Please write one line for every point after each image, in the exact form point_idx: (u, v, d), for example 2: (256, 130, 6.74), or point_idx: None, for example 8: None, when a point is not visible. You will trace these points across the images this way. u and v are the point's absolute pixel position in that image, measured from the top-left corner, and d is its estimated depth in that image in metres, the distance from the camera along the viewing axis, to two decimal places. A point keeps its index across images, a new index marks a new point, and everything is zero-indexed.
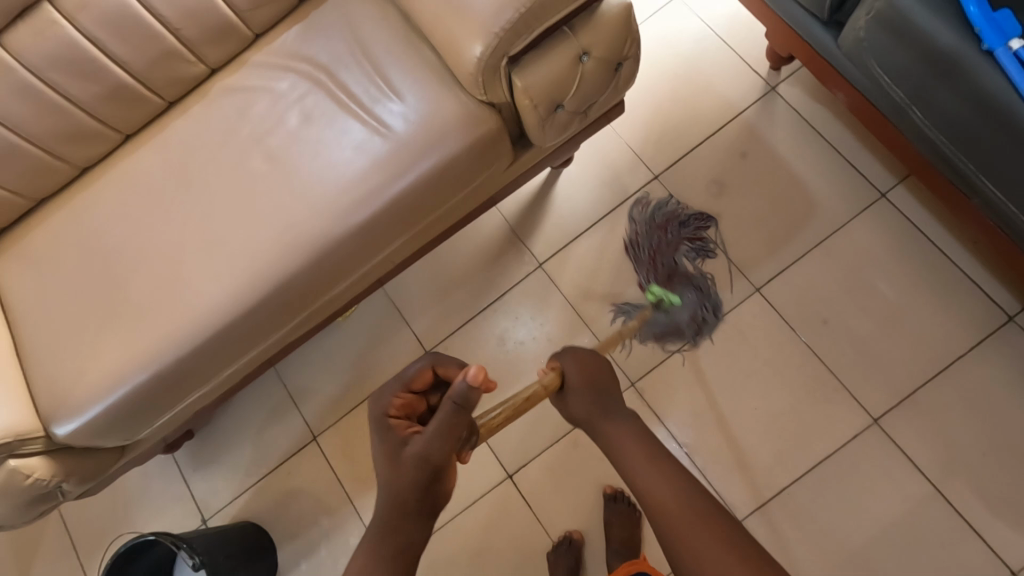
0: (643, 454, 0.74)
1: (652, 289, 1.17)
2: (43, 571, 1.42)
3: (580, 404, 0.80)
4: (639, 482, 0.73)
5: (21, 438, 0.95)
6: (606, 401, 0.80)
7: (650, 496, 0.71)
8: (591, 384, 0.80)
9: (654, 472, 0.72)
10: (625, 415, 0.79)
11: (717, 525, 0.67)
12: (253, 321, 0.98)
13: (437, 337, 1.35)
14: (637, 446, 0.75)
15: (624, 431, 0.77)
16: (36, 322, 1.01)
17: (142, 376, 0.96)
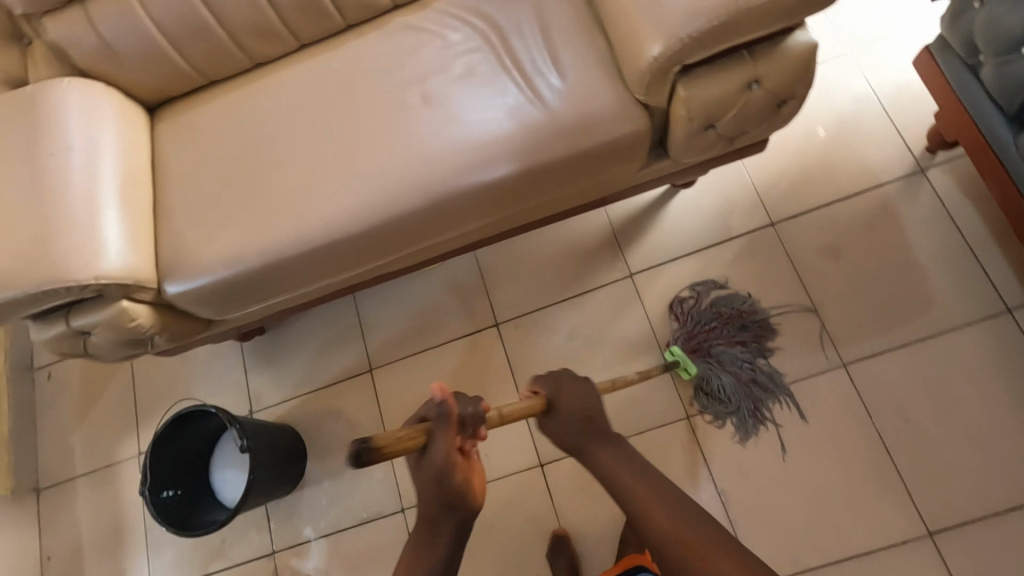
0: (634, 471, 0.76)
1: (671, 352, 1.22)
2: (104, 409, 1.56)
3: (569, 423, 0.82)
4: (633, 505, 0.73)
5: (138, 283, 1.03)
6: (591, 423, 0.82)
7: (643, 518, 0.72)
8: (578, 406, 0.83)
9: (646, 487, 0.74)
10: (608, 432, 0.82)
11: (705, 532, 0.69)
12: (362, 243, 1.04)
13: (511, 313, 1.38)
14: (628, 463, 0.77)
15: (607, 446, 0.80)
16: (178, 187, 1.10)
17: (256, 260, 1.04)
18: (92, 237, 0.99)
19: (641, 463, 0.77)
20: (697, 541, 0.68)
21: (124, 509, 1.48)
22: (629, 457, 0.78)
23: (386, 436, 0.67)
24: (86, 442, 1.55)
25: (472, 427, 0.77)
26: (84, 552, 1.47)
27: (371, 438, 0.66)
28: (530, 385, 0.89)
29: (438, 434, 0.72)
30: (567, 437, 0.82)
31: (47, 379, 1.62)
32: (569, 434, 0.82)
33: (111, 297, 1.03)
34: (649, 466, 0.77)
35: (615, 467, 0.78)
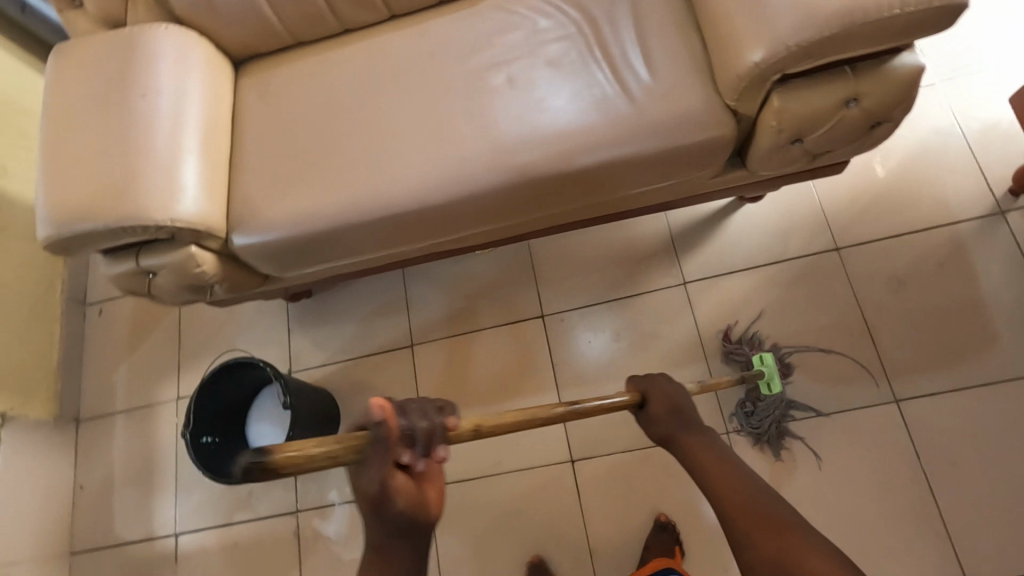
0: (716, 459, 0.81)
1: (764, 359, 1.19)
2: (149, 350, 1.61)
3: (658, 412, 0.89)
4: (711, 487, 0.78)
5: (209, 231, 1.05)
6: (681, 418, 0.88)
7: (720, 497, 0.76)
8: (666, 400, 0.90)
9: (723, 472, 0.78)
10: (695, 424, 0.87)
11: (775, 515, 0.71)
12: (419, 220, 1.05)
13: (559, 306, 1.38)
14: (715, 453, 0.82)
15: (694, 436, 0.85)
16: (256, 141, 1.12)
17: (324, 222, 1.06)
18: (172, 180, 1.01)
19: (722, 452, 0.82)
20: (766, 523, 0.70)
21: (157, 449, 1.52)
22: (715, 449, 0.83)
23: (295, 453, 0.55)
24: (127, 381, 1.59)
25: (423, 446, 0.61)
26: (116, 486, 1.51)
27: (270, 450, 0.55)
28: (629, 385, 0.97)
29: (370, 455, 0.58)
30: (657, 425, 0.89)
31: (99, 316, 1.67)
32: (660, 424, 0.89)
33: (181, 242, 1.05)
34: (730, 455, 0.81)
35: (699, 454, 0.82)
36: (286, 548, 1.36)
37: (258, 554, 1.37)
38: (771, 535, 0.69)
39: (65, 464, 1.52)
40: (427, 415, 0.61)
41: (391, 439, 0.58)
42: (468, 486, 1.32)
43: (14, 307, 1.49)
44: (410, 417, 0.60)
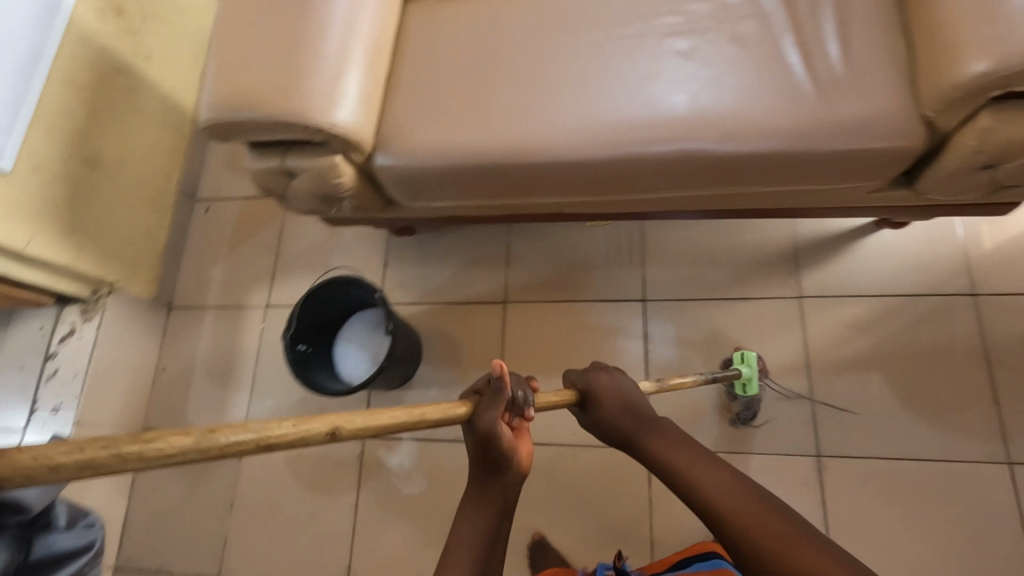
0: (685, 452, 0.79)
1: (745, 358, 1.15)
2: (247, 254, 1.65)
3: (613, 409, 0.87)
4: (686, 483, 0.75)
5: (356, 145, 1.05)
6: (638, 416, 0.86)
7: (698, 488, 0.73)
8: (617, 399, 0.88)
9: (703, 471, 0.75)
10: (652, 420, 0.85)
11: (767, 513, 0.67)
12: (550, 174, 1.05)
13: (663, 294, 1.35)
14: (684, 444, 0.80)
15: (659, 436, 0.83)
16: (415, 66, 1.12)
17: (470, 158, 1.06)
18: (337, 86, 1.03)
19: (689, 443, 0.81)
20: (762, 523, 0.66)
21: (239, 349, 1.56)
22: (682, 443, 0.81)
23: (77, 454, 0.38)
24: (222, 280, 1.64)
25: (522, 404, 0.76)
26: (195, 376, 1.56)
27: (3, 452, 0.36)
28: (567, 382, 0.94)
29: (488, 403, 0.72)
30: (615, 425, 0.86)
31: (205, 213, 1.72)
32: (617, 424, 0.86)
33: (328, 149, 1.06)
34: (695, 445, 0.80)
35: (666, 451, 0.80)
36: (347, 469, 1.39)
37: (320, 469, 1.41)
38: (772, 539, 0.64)
39: (152, 344, 1.58)
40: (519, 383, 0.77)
41: (505, 391, 0.72)
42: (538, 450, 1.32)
43: (138, 186, 1.54)
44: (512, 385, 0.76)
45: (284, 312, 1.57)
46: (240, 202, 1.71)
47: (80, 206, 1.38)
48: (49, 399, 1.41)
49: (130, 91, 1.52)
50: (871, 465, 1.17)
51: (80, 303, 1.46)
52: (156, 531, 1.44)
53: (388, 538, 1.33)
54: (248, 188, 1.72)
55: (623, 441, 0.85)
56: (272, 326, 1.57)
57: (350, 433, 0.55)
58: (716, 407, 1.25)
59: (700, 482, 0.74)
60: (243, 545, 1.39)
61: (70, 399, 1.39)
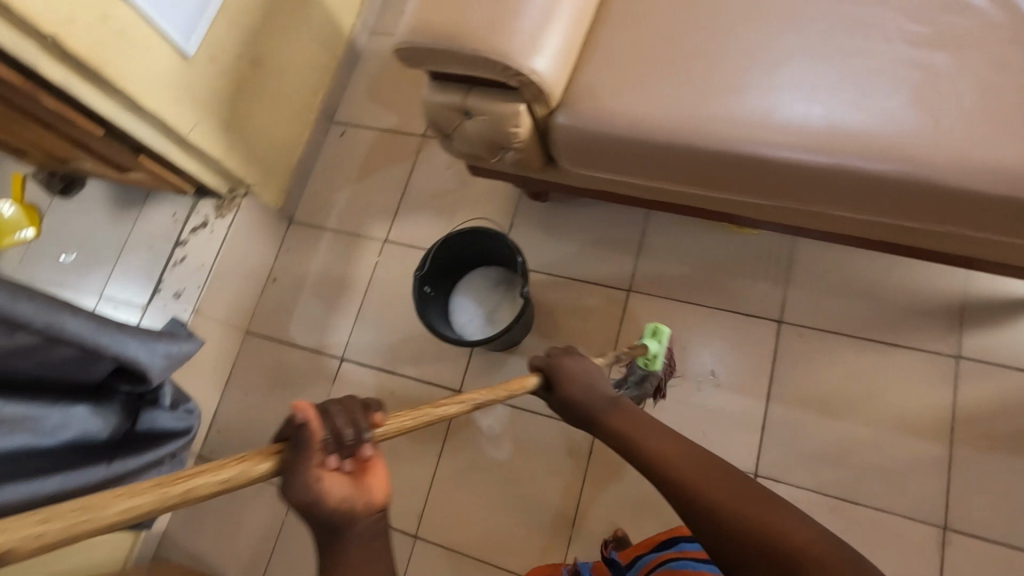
0: (646, 429, 0.85)
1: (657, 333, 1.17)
2: (373, 185, 1.65)
3: (580, 392, 0.94)
4: (647, 457, 0.81)
5: (545, 97, 1.01)
6: (604, 399, 0.93)
7: (660, 460, 0.80)
8: (582, 380, 0.95)
9: (668, 448, 0.81)
10: (610, 399, 0.93)
11: (722, 482, 0.73)
12: (737, 168, 1.00)
13: (804, 319, 1.26)
14: (648, 422, 0.87)
15: (620, 416, 0.90)
16: (619, 29, 1.07)
17: (662, 134, 1.01)
18: (543, 34, 0.98)
19: (648, 420, 0.88)
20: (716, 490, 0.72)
21: (349, 277, 1.57)
22: (643, 420, 0.88)
23: None
24: (344, 205, 1.64)
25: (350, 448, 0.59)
26: (303, 293, 1.58)
27: None
28: (533, 365, 1.00)
29: (290, 464, 0.56)
30: (581, 406, 0.93)
31: (340, 136, 1.72)
32: (583, 406, 0.93)
33: (513, 96, 1.03)
34: (653, 422, 0.87)
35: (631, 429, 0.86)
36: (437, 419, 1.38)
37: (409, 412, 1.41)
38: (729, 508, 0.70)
39: (269, 253, 1.61)
40: (348, 411, 0.59)
41: (312, 443, 0.55)
42: None
43: (289, 96, 1.55)
44: (337, 422, 0.58)
45: (400, 250, 1.56)
46: (376, 132, 1.70)
47: (239, 105, 1.40)
48: (173, 283, 1.47)
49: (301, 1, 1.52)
50: (1004, 552, 1.08)
51: (217, 198, 1.50)
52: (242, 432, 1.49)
53: (464, 495, 1.33)
54: (387, 120, 1.70)
55: (587, 418, 0.93)
56: (386, 260, 1.56)
57: (43, 550, 0.41)
58: (839, 449, 1.18)
59: (663, 455, 0.80)
60: None
61: (193, 288, 1.45)
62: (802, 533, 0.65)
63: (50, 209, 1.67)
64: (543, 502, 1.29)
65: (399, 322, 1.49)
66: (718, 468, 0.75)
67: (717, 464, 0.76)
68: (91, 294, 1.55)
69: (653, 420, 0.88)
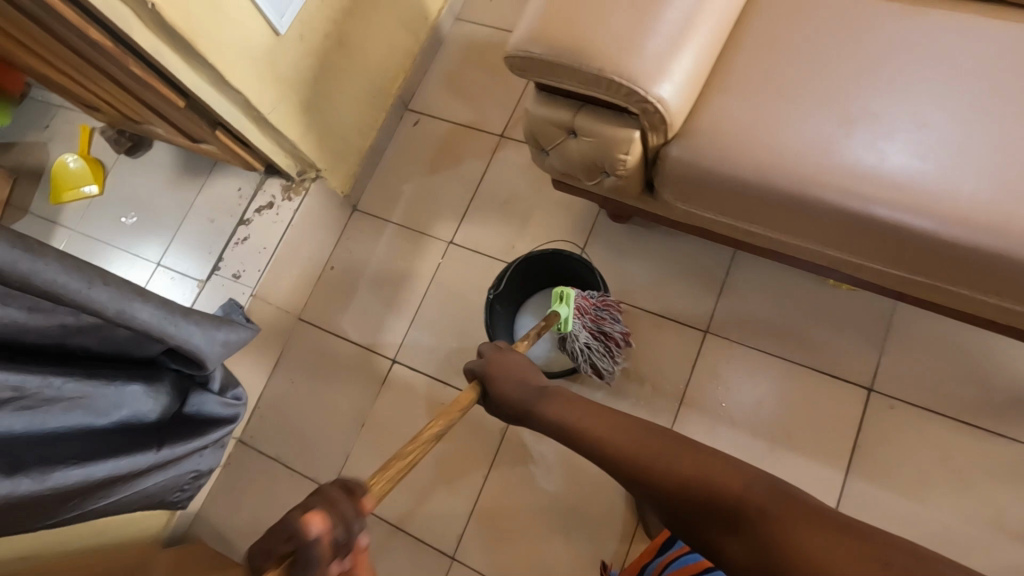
0: (587, 416, 0.89)
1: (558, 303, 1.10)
2: (442, 181, 1.57)
3: (514, 392, 0.96)
4: (594, 447, 0.85)
5: (664, 127, 0.93)
6: (534, 391, 0.96)
7: (608, 447, 0.83)
8: (510, 376, 0.98)
9: (607, 423, 0.86)
10: (539, 390, 0.96)
11: (651, 440, 0.79)
12: (872, 234, 0.90)
13: (895, 391, 1.17)
14: (585, 405, 0.91)
15: (551, 403, 0.93)
16: (755, 62, 0.97)
17: (787, 184, 0.91)
18: (675, 60, 0.89)
19: (585, 406, 0.91)
20: (645, 449, 0.79)
21: (409, 276, 1.50)
22: (583, 404, 0.91)
23: None
24: (411, 199, 1.57)
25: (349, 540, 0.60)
26: (359, 286, 1.52)
27: None
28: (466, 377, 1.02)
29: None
30: (511, 404, 0.96)
31: (413, 125, 1.64)
32: (518, 406, 0.95)
33: (629, 121, 0.94)
34: (590, 404, 0.91)
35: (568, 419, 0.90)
36: (487, 439, 1.33)
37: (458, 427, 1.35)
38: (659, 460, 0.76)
39: (329, 241, 1.55)
40: (336, 506, 0.59)
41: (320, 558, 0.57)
42: None
43: (369, 80, 1.48)
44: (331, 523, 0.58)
45: (464, 254, 1.49)
46: (451, 125, 1.61)
47: (320, 86, 1.32)
48: (233, 263, 1.42)
49: None
50: None
51: (285, 179, 1.44)
52: (284, 421, 1.46)
53: (506, 522, 1.28)
54: (464, 113, 1.61)
55: (522, 413, 0.95)
56: (447, 263, 1.49)
57: None
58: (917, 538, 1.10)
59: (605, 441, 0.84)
60: (362, 470, 1.37)
61: (253, 270, 1.40)
62: (745, 487, 0.67)
63: (114, 166, 1.64)
64: (590, 541, 1.24)
65: (457, 330, 1.43)
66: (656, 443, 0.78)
67: (661, 438, 0.79)
68: (148, 262, 1.52)
69: (589, 403, 0.91)
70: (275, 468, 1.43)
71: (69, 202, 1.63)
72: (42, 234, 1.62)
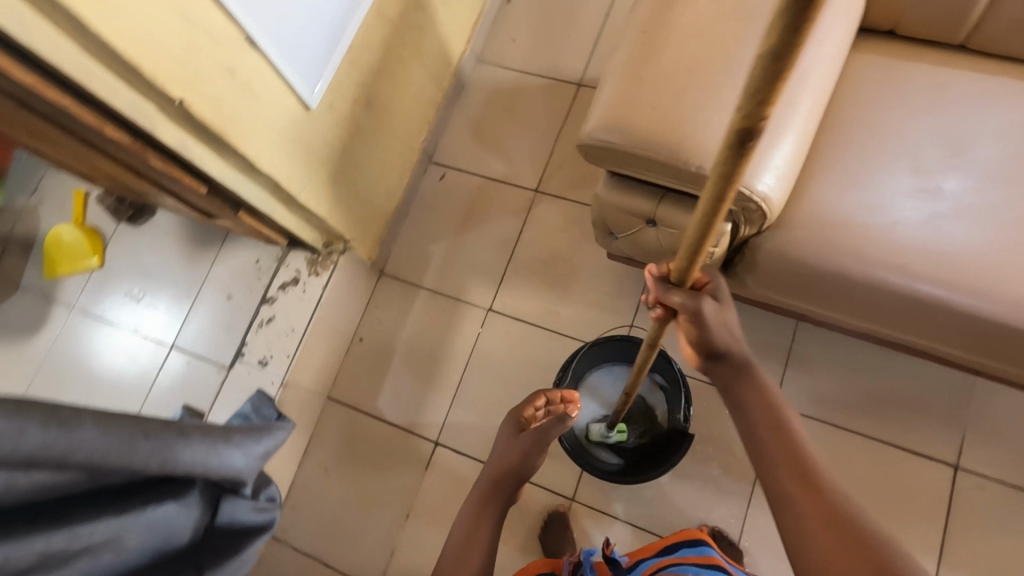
0: (748, 391, 0.70)
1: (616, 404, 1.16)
2: (476, 241, 1.46)
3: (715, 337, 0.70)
4: (757, 453, 0.66)
5: (761, 219, 0.84)
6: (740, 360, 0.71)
7: (763, 472, 0.64)
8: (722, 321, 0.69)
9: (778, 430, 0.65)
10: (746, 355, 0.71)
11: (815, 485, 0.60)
12: (988, 333, 0.82)
13: (983, 469, 1.11)
14: (755, 411, 0.68)
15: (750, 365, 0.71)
16: (846, 144, 0.89)
17: (884, 278, 0.84)
18: (775, 151, 0.80)
19: (749, 425, 0.68)
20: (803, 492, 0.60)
21: (446, 347, 1.40)
22: (757, 402, 0.68)
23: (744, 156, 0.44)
24: (442, 262, 1.46)
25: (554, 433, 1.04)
26: (392, 360, 1.42)
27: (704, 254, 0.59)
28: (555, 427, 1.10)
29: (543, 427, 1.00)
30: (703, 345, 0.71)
31: (439, 179, 1.53)
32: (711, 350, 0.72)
33: (721, 213, 0.86)
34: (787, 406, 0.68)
35: (734, 403, 0.71)
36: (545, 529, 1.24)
37: (513, 517, 1.26)
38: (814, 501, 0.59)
39: (357, 311, 1.45)
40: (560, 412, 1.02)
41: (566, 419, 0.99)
42: None
43: (397, 139, 1.37)
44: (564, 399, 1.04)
45: (506, 322, 1.39)
46: (481, 179, 1.51)
47: (350, 155, 1.21)
48: (258, 347, 1.30)
49: (420, 30, 1.32)
50: None
51: (311, 252, 1.33)
52: (320, 513, 1.35)
53: None
54: (493, 167, 1.51)
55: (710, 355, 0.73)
56: (487, 333, 1.39)
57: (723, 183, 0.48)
58: None
59: (754, 435, 0.67)
60: (411, 566, 1.27)
61: (282, 356, 1.28)
62: None
63: (114, 235, 1.50)
64: None
65: (503, 408, 1.33)
66: (823, 537, 0.56)
67: (817, 496, 0.59)
68: (160, 344, 1.39)
69: (771, 391, 0.69)
70: (314, 566, 1.32)
71: (65, 277, 1.49)
72: (37, 316, 1.48)
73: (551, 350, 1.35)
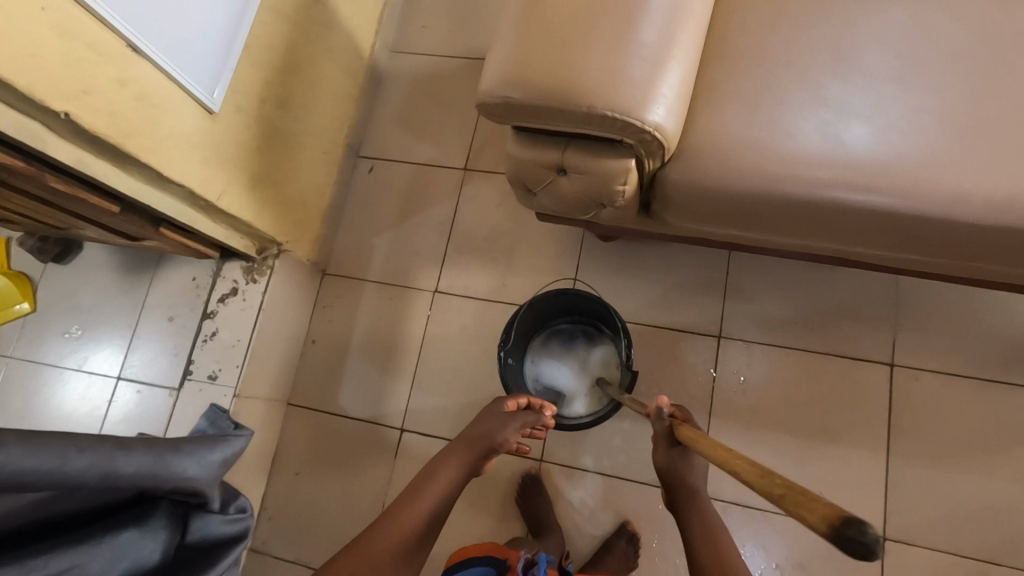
0: (690, 505, 0.89)
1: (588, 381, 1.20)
2: (414, 227, 1.47)
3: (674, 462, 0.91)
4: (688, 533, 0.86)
5: (660, 150, 0.87)
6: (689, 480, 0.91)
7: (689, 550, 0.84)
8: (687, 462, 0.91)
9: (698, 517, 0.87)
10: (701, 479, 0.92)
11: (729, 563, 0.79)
12: (883, 226, 0.87)
13: (915, 365, 1.17)
14: (695, 521, 0.87)
15: (696, 481, 0.91)
16: (734, 67, 0.93)
17: (781, 188, 0.88)
18: (663, 80, 0.83)
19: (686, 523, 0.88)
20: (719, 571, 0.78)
21: (400, 336, 1.41)
22: (697, 510, 0.88)
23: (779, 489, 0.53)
24: (384, 253, 1.47)
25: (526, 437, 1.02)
26: (348, 356, 1.42)
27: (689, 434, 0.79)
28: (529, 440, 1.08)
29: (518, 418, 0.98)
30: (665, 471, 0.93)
31: (368, 172, 1.53)
32: (670, 474, 0.92)
33: (622, 152, 0.88)
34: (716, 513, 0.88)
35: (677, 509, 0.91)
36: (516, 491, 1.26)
37: (486, 487, 1.28)
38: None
39: (305, 314, 1.44)
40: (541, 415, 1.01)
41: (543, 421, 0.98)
42: (746, 514, 1.17)
43: (319, 136, 1.37)
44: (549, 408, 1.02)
45: (453, 300, 1.40)
46: (409, 166, 1.52)
47: (270, 158, 1.21)
48: (206, 363, 1.29)
49: (323, 26, 1.31)
50: None
51: (246, 260, 1.32)
52: (297, 517, 1.34)
53: None
54: (420, 152, 1.52)
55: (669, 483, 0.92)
56: (436, 314, 1.40)
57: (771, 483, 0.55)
58: (963, 502, 1.11)
59: (691, 540, 0.85)
60: None
61: (231, 367, 1.27)
62: None
63: (43, 276, 1.47)
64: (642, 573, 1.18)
65: (463, 384, 1.35)
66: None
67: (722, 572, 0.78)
68: (106, 377, 1.37)
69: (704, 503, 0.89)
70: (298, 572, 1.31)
71: None
72: None
73: (501, 322, 1.37)
